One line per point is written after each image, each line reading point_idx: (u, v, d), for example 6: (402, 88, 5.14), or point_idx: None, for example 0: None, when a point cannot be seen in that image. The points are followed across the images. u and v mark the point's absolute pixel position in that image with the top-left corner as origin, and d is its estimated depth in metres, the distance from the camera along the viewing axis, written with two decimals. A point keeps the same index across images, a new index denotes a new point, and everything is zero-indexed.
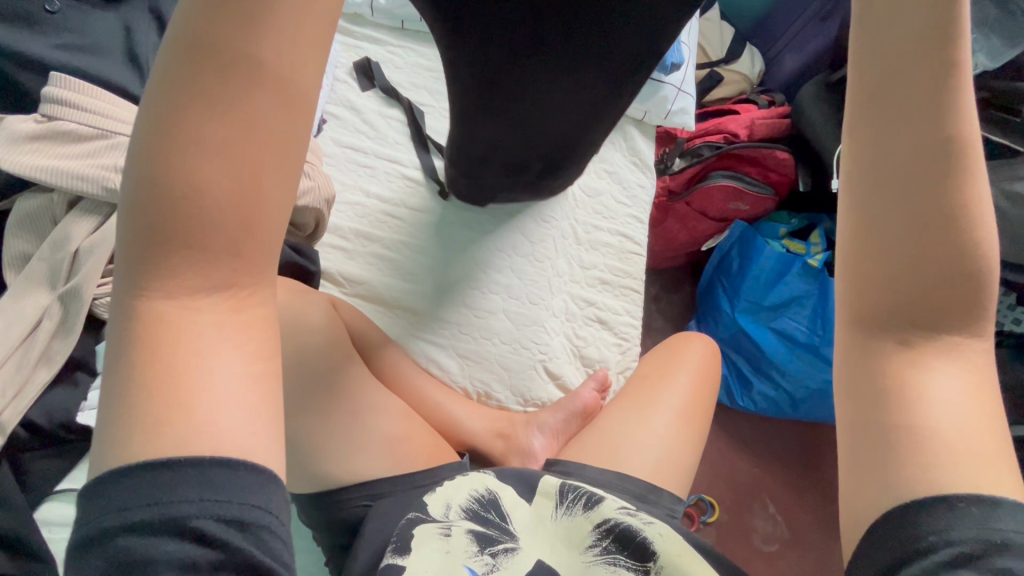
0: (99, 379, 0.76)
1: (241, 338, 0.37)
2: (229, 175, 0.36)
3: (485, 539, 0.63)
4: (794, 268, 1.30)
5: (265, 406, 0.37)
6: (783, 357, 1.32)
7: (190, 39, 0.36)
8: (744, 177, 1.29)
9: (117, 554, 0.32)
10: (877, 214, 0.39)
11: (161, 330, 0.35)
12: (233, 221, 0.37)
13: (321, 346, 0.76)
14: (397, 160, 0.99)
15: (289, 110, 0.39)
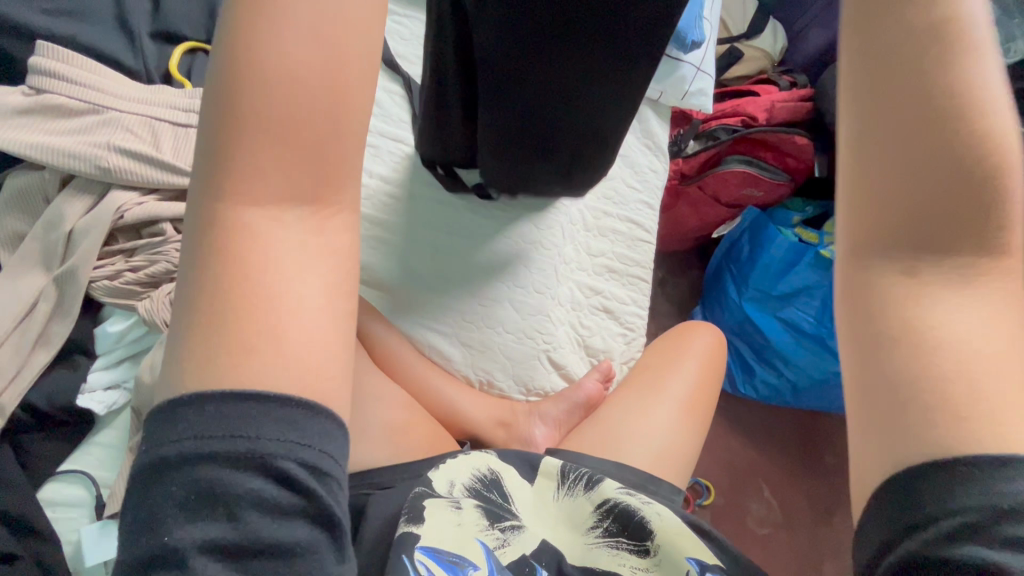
0: (98, 362, 0.75)
1: (321, 263, 0.38)
2: (303, 87, 0.36)
3: (493, 514, 0.63)
4: (806, 257, 1.26)
5: (342, 327, 0.38)
6: (789, 346, 1.30)
7: None
8: (760, 162, 1.24)
9: (196, 484, 0.32)
10: (876, 132, 0.37)
11: (243, 243, 0.36)
12: (309, 138, 0.37)
13: None
14: (401, 139, 0.95)
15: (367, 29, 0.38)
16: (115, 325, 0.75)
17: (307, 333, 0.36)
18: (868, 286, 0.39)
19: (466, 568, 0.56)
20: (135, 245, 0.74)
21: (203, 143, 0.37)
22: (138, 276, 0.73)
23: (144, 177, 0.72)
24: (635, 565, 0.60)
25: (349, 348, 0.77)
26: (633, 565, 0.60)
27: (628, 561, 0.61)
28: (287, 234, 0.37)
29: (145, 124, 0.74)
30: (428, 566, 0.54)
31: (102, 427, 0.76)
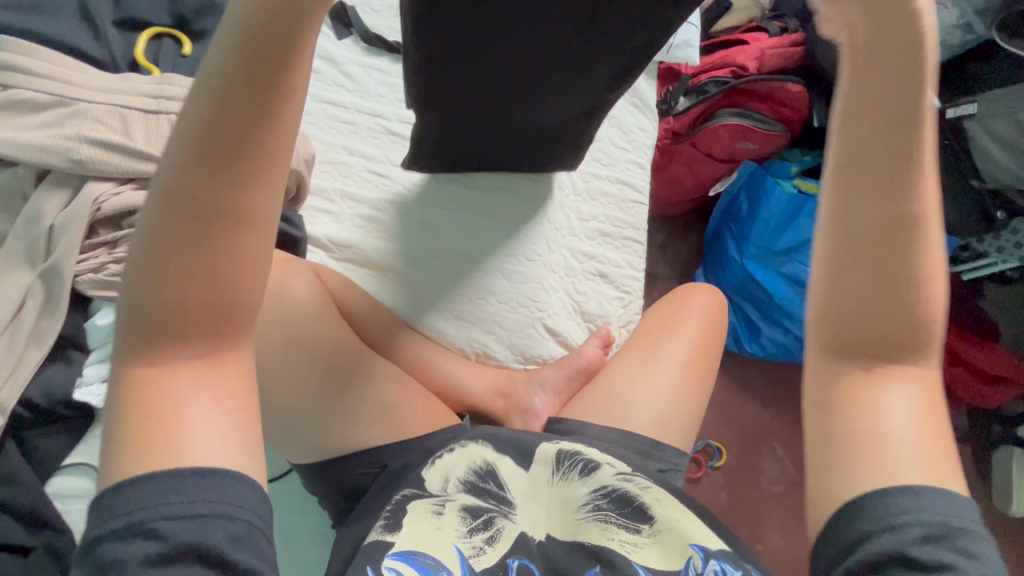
0: (93, 356, 0.76)
1: (216, 389, 0.39)
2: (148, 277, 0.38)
3: (476, 513, 0.64)
4: (806, 209, 1.25)
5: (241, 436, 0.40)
6: (795, 301, 1.29)
7: (178, 195, 0.37)
8: (754, 114, 1.20)
9: (98, 558, 0.36)
10: (838, 298, 0.41)
11: (147, 390, 0.38)
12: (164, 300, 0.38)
13: (312, 320, 0.74)
14: (380, 114, 0.93)
15: (200, 255, 0.38)
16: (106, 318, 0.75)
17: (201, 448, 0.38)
18: (830, 378, 0.43)
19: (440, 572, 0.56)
20: (116, 238, 0.73)
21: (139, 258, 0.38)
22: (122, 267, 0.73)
23: (118, 167, 0.71)
24: (624, 540, 0.61)
25: (333, 326, 0.75)
26: (621, 535, 0.61)
27: (618, 537, 0.61)
28: (192, 387, 0.39)
29: (114, 113, 0.72)
30: (399, 571, 0.55)
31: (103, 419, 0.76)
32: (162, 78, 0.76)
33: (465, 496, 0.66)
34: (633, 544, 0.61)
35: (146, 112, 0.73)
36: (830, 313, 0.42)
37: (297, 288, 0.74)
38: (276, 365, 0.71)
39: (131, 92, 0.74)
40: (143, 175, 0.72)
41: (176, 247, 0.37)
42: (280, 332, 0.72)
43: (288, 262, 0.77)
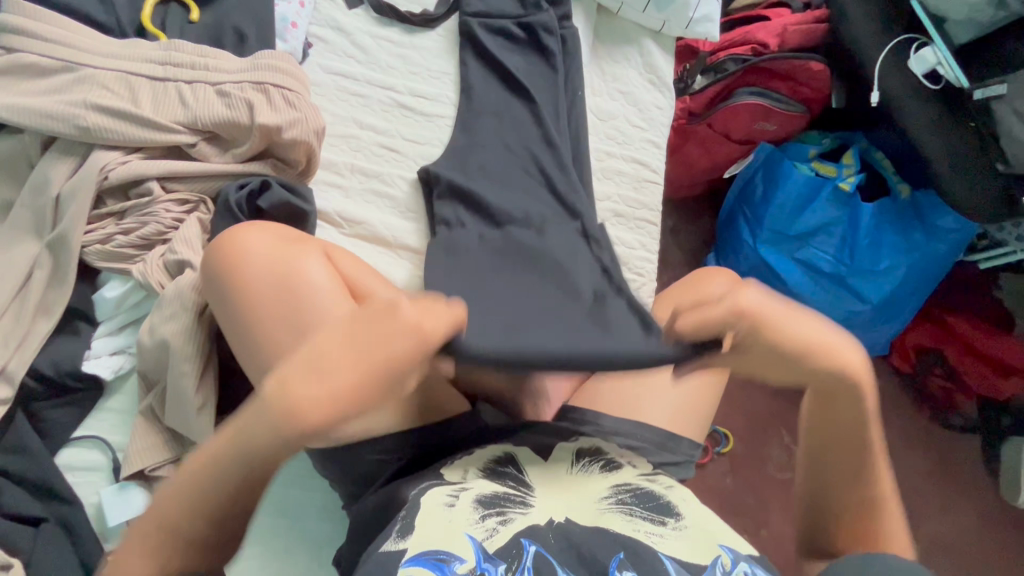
0: (101, 329, 0.75)
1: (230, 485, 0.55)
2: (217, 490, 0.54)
3: (492, 503, 0.63)
4: (823, 193, 1.22)
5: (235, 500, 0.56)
6: (808, 288, 1.27)
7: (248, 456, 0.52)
8: (774, 93, 1.16)
9: None
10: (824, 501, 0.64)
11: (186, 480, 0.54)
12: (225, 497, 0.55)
13: (316, 300, 0.70)
14: (389, 86, 0.90)
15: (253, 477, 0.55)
16: (113, 291, 0.74)
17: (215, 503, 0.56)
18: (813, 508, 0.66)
19: (452, 562, 0.56)
20: (124, 208, 0.72)
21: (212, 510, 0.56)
22: (130, 238, 0.72)
23: (126, 136, 0.69)
24: (650, 530, 0.62)
25: (343, 310, 0.70)
26: (645, 528, 0.63)
27: (646, 528, 0.63)
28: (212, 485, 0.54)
29: (120, 79, 0.70)
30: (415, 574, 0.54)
31: (112, 392, 0.76)
32: (169, 45, 0.74)
33: (482, 484, 0.65)
34: (660, 534, 0.62)
35: (153, 79, 0.72)
36: (818, 465, 0.64)
37: (310, 272, 0.71)
38: (286, 350, 0.67)
39: (137, 58, 0.72)
40: (152, 143, 0.71)
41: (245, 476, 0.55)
42: (286, 316, 0.68)
43: (298, 240, 0.75)
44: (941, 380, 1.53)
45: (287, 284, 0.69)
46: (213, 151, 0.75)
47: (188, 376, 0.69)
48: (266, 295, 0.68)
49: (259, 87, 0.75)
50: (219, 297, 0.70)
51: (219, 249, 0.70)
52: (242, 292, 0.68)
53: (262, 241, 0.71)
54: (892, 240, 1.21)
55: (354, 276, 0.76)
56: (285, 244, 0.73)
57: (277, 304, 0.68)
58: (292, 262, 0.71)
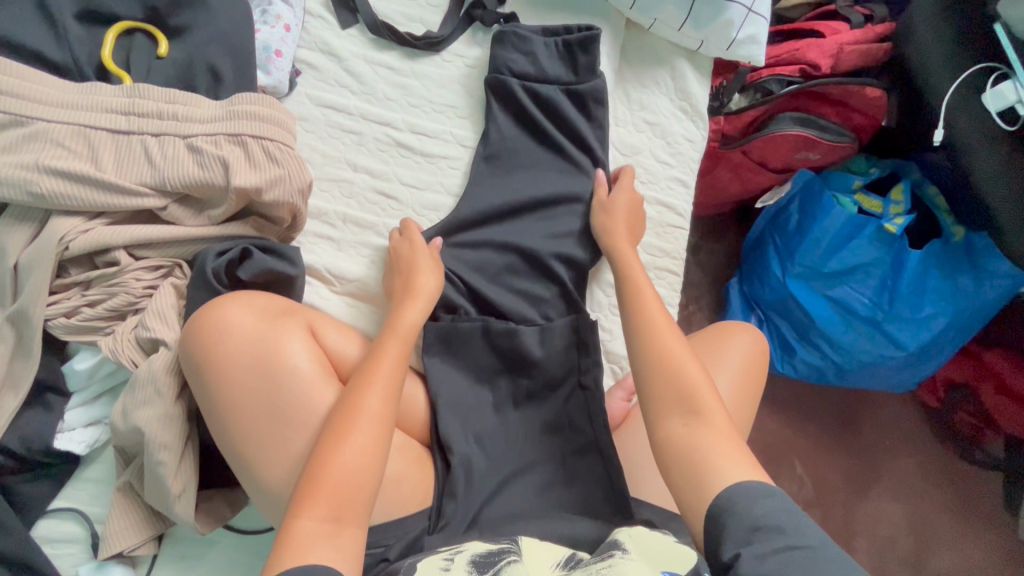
0: (74, 399, 0.70)
1: (325, 505, 0.52)
2: (331, 490, 0.53)
3: (486, 564, 0.53)
4: (865, 231, 1.11)
5: (340, 511, 0.52)
6: (838, 328, 1.17)
7: (340, 447, 0.55)
8: (819, 120, 1.03)
9: None
10: None
11: (291, 536, 0.50)
12: (333, 504, 0.52)
13: (300, 393, 0.64)
14: (387, 121, 0.81)
15: (356, 478, 0.54)
16: (83, 363, 0.68)
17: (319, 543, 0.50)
18: None
19: None
20: (89, 277, 0.65)
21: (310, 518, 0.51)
22: (97, 311, 0.65)
23: (85, 201, 0.62)
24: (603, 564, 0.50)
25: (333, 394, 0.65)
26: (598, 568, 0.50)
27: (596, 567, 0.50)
28: (315, 512, 0.51)
29: (77, 133, 0.62)
30: None
31: (90, 463, 0.72)
32: (134, 90, 0.65)
33: (475, 545, 0.57)
34: (611, 566, 0.49)
35: (116, 132, 0.63)
36: None
37: (289, 351, 0.65)
38: (276, 443, 0.63)
39: (97, 108, 0.63)
40: (116, 208, 0.63)
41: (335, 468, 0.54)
42: (271, 403, 0.64)
43: (283, 313, 0.69)
44: (970, 415, 1.46)
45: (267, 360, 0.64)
46: (187, 213, 0.67)
47: (165, 464, 0.65)
48: (246, 381, 0.64)
49: (235, 139, 0.66)
50: (198, 383, 0.65)
51: (197, 334, 0.64)
52: (220, 380, 0.64)
53: (241, 318, 0.65)
54: (938, 287, 1.11)
55: (341, 354, 0.70)
56: (266, 321, 0.66)
57: (258, 392, 0.64)
58: (272, 343, 0.65)
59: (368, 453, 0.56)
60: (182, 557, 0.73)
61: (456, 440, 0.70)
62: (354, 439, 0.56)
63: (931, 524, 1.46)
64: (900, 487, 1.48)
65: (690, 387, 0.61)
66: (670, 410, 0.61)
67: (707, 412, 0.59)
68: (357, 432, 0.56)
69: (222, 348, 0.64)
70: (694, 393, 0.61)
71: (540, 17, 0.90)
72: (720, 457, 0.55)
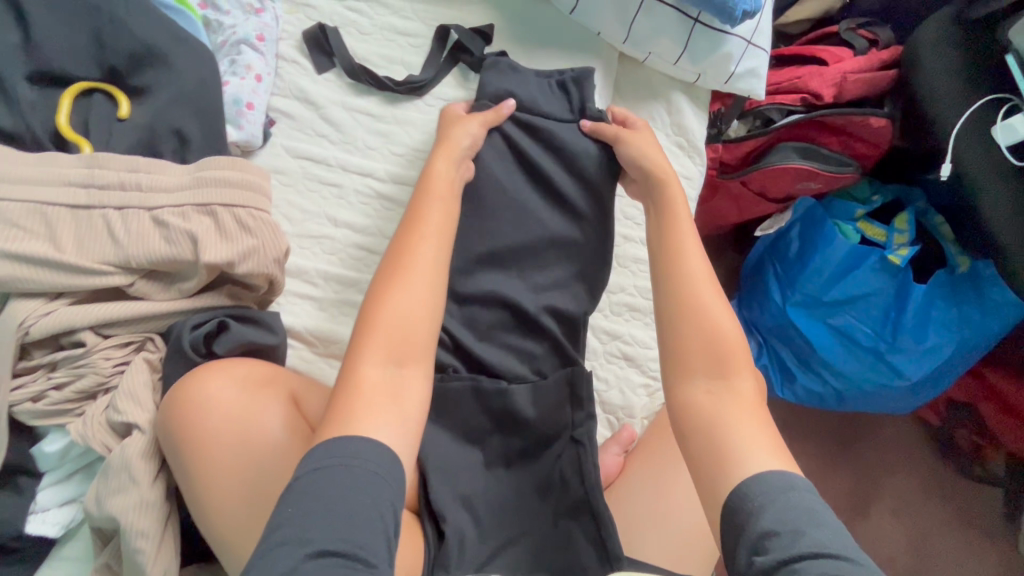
0: (45, 480, 0.67)
1: (381, 354, 0.54)
2: (388, 340, 0.55)
3: None
4: (869, 260, 1.08)
5: (402, 358, 0.55)
6: (839, 357, 1.14)
7: (392, 299, 0.57)
8: (822, 150, 0.99)
9: None
10: None
11: (357, 386, 0.52)
12: (394, 353, 0.55)
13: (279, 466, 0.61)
14: (368, 171, 0.77)
15: (410, 324, 0.56)
16: (53, 446, 0.65)
17: (378, 402, 0.52)
18: None
19: None
20: (54, 359, 0.62)
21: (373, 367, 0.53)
22: (64, 394, 0.62)
23: (44, 284, 0.58)
24: None
25: None
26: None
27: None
28: (370, 362, 0.54)
29: (32, 211, 0.58)
30: None
31: (66, 542, 0.69)
32: (94, 160, 0.61)
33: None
34: None
35: (75, 207, 0.59)
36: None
37: (266, 416, 0.63)
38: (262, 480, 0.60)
39: (53, 182, 0.59)
40: (79, 288, 0.59)
41: (391, 311, 0.56)
42: (254, 477, 0.60)
43: (266, 383, 0.65)
44: (971, 434, 1.43)
45: (245, 422, 0.62)
46: (156, 287, 0.64)
47: (144, 551, 0.61)
48: (228, 455, 0.60)
49: (204, 209, 0.62)
50: (178, 462, 0.61)
51: (176, 409, 0.61)
52: (197, 455, 0.60)
53: (223, 390, 0.62)
54: (943, 318, 1.07)
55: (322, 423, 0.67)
56: (248, 394, 0.63)
57: (240, 468, 0.60)
58: (256, 415, 0.62)
59: (422, 308, 0.58)
60: None
61: (446, 507, 0.65)
62: (410, 283, 0.58)
63: (933, 541, 1.45)
64: (901, 505, 1.47)
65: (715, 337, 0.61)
66: (695, 373, 0.60)
67: (737, 382, 0.59)
68: (410, 283, 0.58)
69: (203, 421, 0.60)
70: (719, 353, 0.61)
71: (526, 53, 0.86)
72: (741, 421, 0.56)
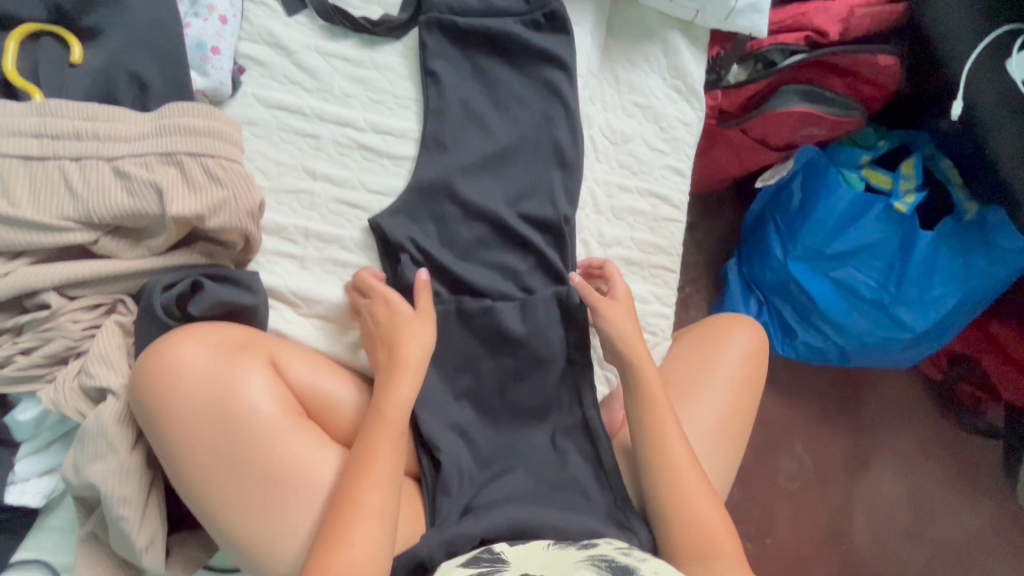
0: (22, 449, 0.65)
1: (365, 481, 0.58)
2: (370, 476, 0.58)
3: None
4: (873, 210, 1.04)
5: (380, 483, 0.58)
6: (841, 311, 1.12)
7: (378, 426, 0.61)
8: (827, 93, 0.94)
9: None
10: None
11: (336, 523, 0.56)
12: (371, 492, 0.57)
13: (257, 457, 0.61)
14: (346, 120, 0.72)
15: (394, 455, 0.60)
16: (25, 414, 0.62)
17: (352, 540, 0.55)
18: None
19: None
20: (19, 323, 0.59)
21: (346, 510, 0.57)
22: (34, 359, 0.59)
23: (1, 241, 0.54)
24: None
25: (296, 439, 0.62)
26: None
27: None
28: (356, 492, 0.57)
29: None
30: None
31: (51, 511, 0.67)
32: (45, 107, 0.56)
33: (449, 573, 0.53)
34: None
35: (28, 158, 0.55)
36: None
37: (249, 390, 0.61)
38: (231, 490, 0.61)
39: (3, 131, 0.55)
40: (38, 247, 0.56)
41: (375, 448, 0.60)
42: (232, 452, 0.60)
43: (243, 347, 0.63)
44: (972, 388, 1.42)
45: (222, 398, 0.60)
46: (122, 245, 0.60)
47: (127, 519, 0.60)
48: (204, 437, 0.59)
49: (169, 158, 0.58)
50: (162, 442, 0.60)
51: (146, 379, 0.59)
52: (176, 425, 0.59)
53: (197, 356, 0.60)
54: (947, 266, 1.04)
55: (304, 390, 0.66)
56: (224, 358, 0.61)
57: (216, 441, 0.60)
58: (229, 384, 0.60)
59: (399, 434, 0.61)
60: None
61: (442, 439, 0.70)
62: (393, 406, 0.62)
63: (929, 495, 1.45)
64: (900, 462, 1.47)
65: (682, 480, 0.66)
66: (691, 556, 0.64)
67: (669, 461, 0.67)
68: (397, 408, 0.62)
69: (179, 398, 0.59)
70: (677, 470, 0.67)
71: None
72: (676, 478, 0.66)
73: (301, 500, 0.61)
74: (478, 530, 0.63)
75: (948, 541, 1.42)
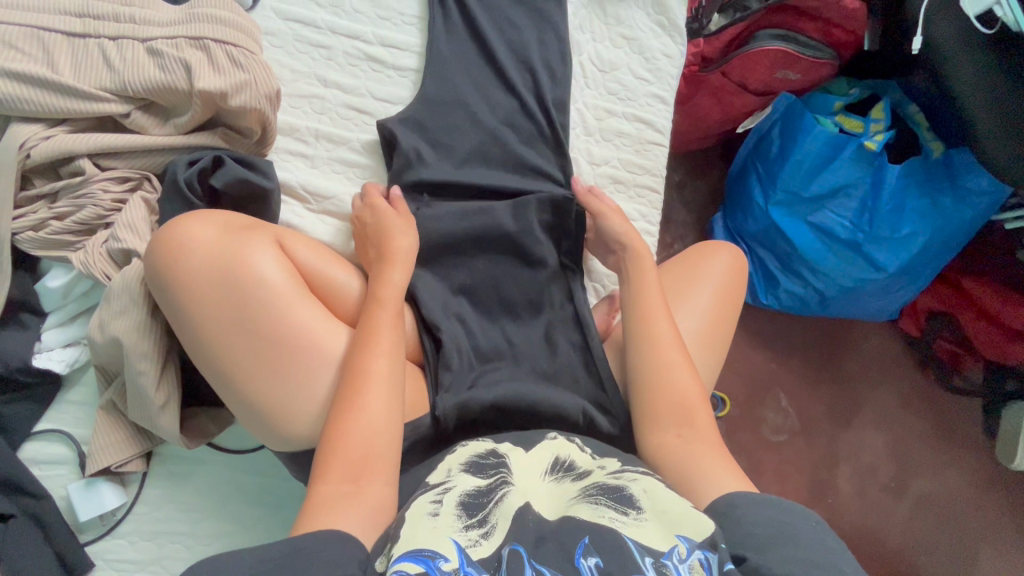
0: (50, 320, 0.70)
1: (372, 346, 0.59)
2: (379, 342, 0.59)
3: (475, 507, 0.49)
4: (846, 151, 1.11)
5: (390, 349, 0.59)
6: (821, 254, 1.17)
7: (379, 301, 0.63)
8: (799, 36, 1.03)
9: None
10: None
11: (350, 383, 0.57)
12: (383, 356, 0.59)
13: (269, 329, 0.61)
14: (357, 35, 0.80)
15: (396, 322, 0.62)
16: (56, 280, 0.67)
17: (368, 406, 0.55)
18: None
19: (436, 558, 0.43)
20: (55, 189, 0.64)
21: (361, 369, 0.57)
22: (66, 224, 0.64)
23: (44, 105, 0.62)
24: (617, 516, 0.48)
25: (303, 312, 0.63)
26: (615, 513, 0.48)
27: (609, 513, 0.48)
28: (365, 360, 0.58)
29: (30, 36, 0.62)
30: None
31: (72, 385, 0.72)
32: None
33: (465, 480, 0.53)
34: (622, 522, 0.47)
35: (70, 35, 0.63)
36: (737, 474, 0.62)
37: (256, 262, 0.62)
38: (246, 359, 0.61)
39: (51, 11, 0.63)
40: (78, 114, 0.63)
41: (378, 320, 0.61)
42: (244, 320, 0.61)
43: (248, 228, 0.65)
44: (951, 345, 1.41)
45: (229, 271, 0.61)
46: (152, 121, 0.67)
47: (146, 373, 0.65)
48: (216, 310, 0.61)
49: (197, 43, 0.64)
50: (177, 318, 0.62)
51: (161, 254, 0.61)
52: (189, 299, 0.61)
53: (204, 233, 0.62)
54: (916, 204, 1.11)
55: (309, 272, 0.68)
56: (230, 235, 0.63)
57: (227, 311, 0.61)
58: (238, 256, 0.61)
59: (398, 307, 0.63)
60: (173, 475, 0.74)
61: (443, 322, 0.71)
62: (392, 279, 0.65)
63: (912, 452, 1.45)
64: (882, 416, 1.47)
65: (660, 349, 0.64)
66: (664, 421, 0.61)
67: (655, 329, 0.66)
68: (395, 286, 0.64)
69: (190, 273, 0.61)
70: (659, 340, 0.65)
71: None
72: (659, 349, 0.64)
73: (313, 370, 0.62)
74: (490, 397, 0.66)
75: (929, 495, 1.41)
